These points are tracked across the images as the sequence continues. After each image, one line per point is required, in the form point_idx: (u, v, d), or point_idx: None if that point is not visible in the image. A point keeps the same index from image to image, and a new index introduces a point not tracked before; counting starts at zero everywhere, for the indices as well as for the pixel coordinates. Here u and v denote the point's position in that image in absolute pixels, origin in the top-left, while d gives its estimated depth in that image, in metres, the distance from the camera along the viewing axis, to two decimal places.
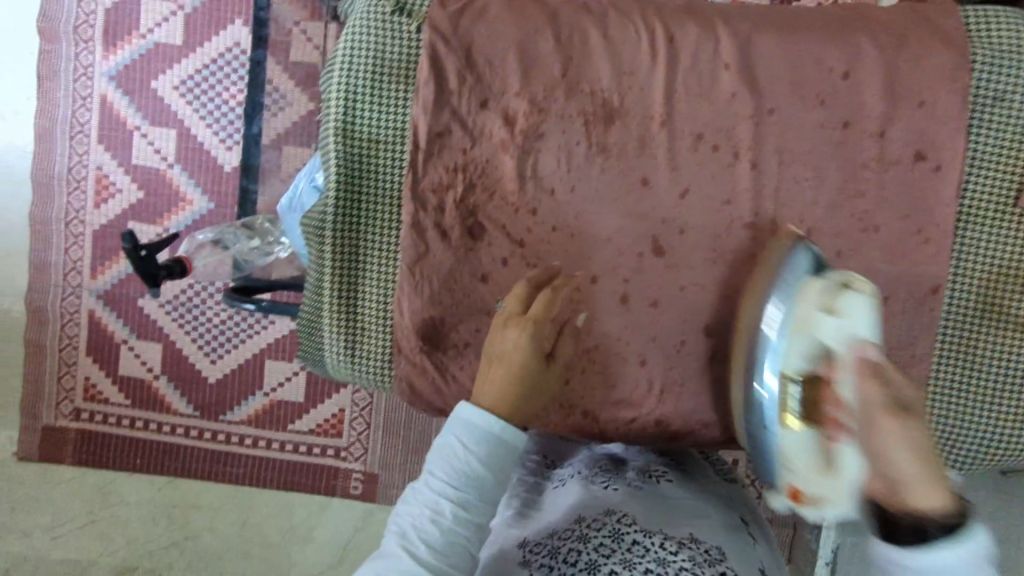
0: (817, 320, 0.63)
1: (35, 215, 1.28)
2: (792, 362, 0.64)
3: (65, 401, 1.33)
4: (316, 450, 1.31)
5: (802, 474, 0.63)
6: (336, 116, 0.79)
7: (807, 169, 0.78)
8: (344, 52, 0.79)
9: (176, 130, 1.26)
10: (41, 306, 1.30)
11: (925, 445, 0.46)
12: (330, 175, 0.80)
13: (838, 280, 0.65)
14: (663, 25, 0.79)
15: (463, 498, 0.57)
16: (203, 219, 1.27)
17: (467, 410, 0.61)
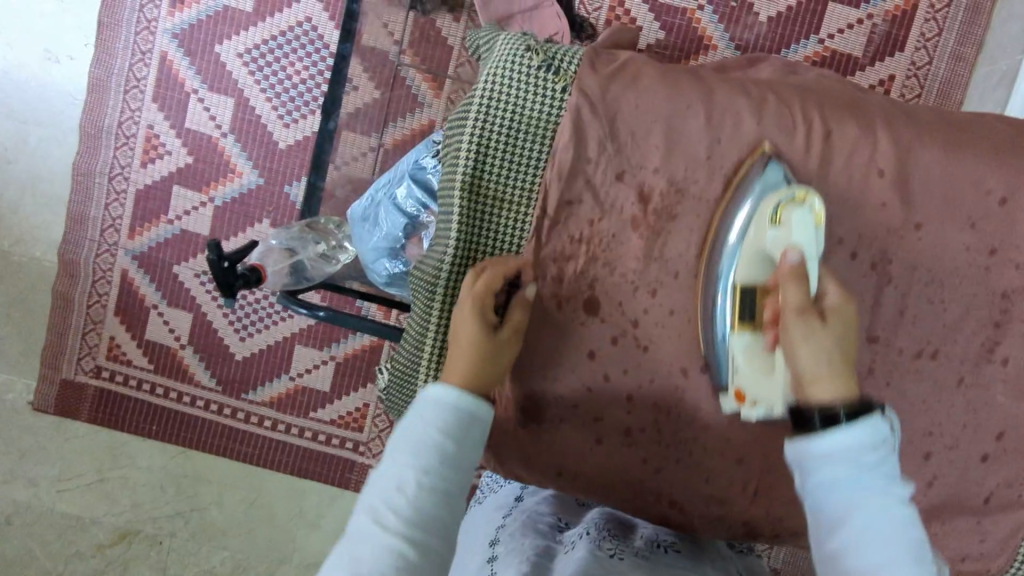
0: (765, 234, 0.62)
1: (79, 164, 1.24)
2: (744, 268, 0.63)
3: (86, 357, 1.30)
4: (335, 441, 1.30)
5: (744, 376, 0.62)
6: (465, 169, 0.68)
7: (956, 289, 0.67)
8: (483, 94, 0.67)
9: (234, 100, 1.22)
10: (73, 258, 1.27)
11: (828, 347, 0.54)
12: (450, 235, 0.68)
13: (791, 198, 0.62)
14: (821, 115, 0.66)
15: (426, 467, 0.53)
16: (250, 194, 1.24)
17: (429, 388, 0.57)
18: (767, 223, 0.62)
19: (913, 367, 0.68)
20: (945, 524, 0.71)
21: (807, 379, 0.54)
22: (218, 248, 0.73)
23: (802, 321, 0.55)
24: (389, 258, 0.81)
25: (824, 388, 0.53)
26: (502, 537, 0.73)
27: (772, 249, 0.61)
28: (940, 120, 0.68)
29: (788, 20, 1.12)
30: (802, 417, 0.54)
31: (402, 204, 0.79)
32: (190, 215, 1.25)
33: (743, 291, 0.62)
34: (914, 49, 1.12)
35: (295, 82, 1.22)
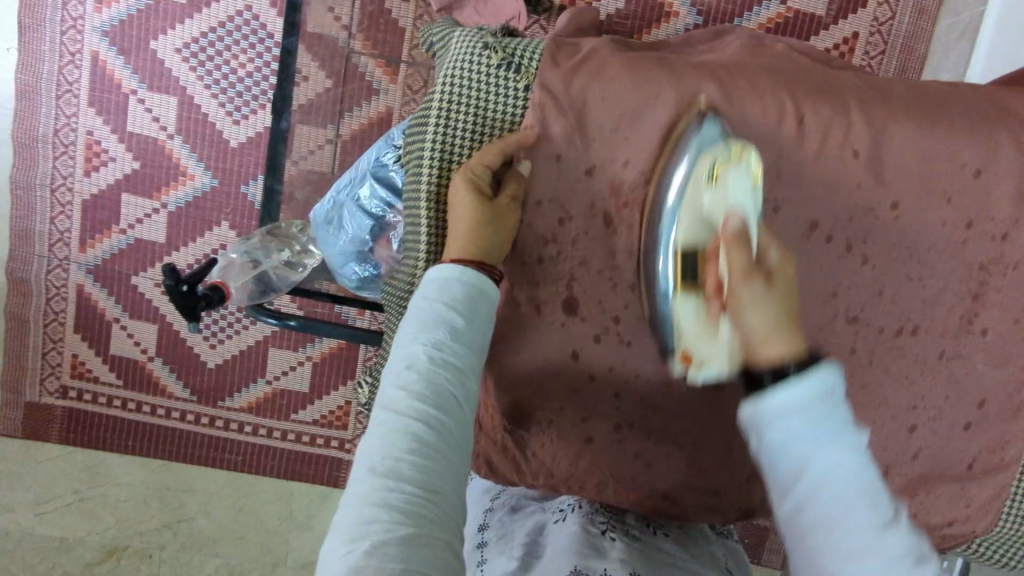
0: (700, 196, 0.61)
1: (15, 179, 1.17)
2: (681, 231, 0.61)
3: (51, 378, 1.26)
4: (319, 440, 1.28)
5: (691, 337, 0.58)
6: (430, 176, 0.66)
7: (932, 264, 0.67)
8: (441, 102, 0.66)
9: (177, 98, 1.16)
10: (24, 278, 1.21)
11: (773, 304, 0.51)
12: (421, 244, 0.67)
13: (727, 155, 0.61)
14: (794, 97, 0.65)
15: (435, 340, 0.53)
16: (205, 197, 1.19)
17: (432, 269, 0.59)
18: (704, 185, 0.61)
19: (896, 345, 0.69)
20: (930, 492, 0.72)
21: (758, 344, 0.49)
22: (176, 274, 0.69)
23: (747, 282, 0.52)
24: (357, 261, 0.78)
25: (773, 345, 0.49)
26: (491, 519, 0.72)
27: (710, 211, 0.60)
28: (914, 93, 0.67)
29: None
30: (752, 376, 0.49)
31: (366, 205, 0.76)
32: (143, 223, 1.20)
33: (682, 254, 0.60)
34: (876, 5, 1.12)
35: (242, 75, 1.16)
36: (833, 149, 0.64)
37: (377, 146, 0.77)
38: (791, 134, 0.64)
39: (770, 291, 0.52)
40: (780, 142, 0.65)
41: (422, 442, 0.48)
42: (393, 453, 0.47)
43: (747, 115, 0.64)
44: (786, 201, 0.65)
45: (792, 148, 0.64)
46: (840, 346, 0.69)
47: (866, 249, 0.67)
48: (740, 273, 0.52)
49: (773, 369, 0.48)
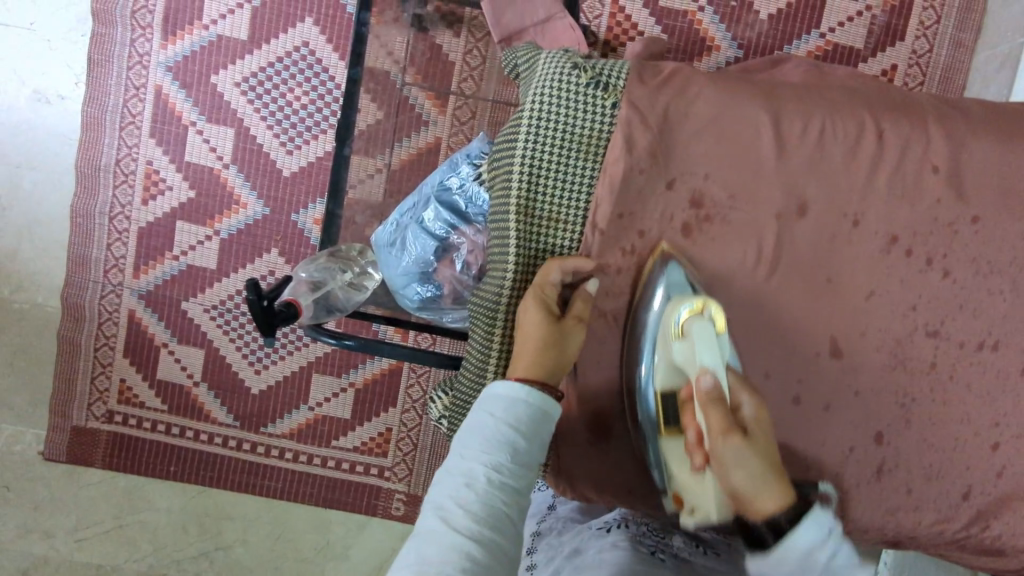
0: (671, 347, 0.65)
1: (77, 207, 1.22)
2: (659, 376, 0.67)
3: (97, 402, 1.27)
4: (359, 468, 1.27)
5: (678, 478, 0.65)
6: (518, 193, 0.69)
7: (1010, 277, 0.68)
8: (530, 121, 0.68)
9: (234, 130, 1.21)
10: (78, 302, 1.24)
11: (753, 460, 0.54)
12: (509, 257, 0.69)
13: (689, 309, 0.65)
14: (872, 116, 0.68)
15: (497, 460, 0.56)
16: (257, 225, 1.22)
17: (499, 382, 0.61)
18: (671, 337, 0.65)
19: (977, 359, 0.69)
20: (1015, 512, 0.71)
21: (746, 493, 0.53)
22: (259, 287, 0.68)
23: (727, 444, 0.55)
24: (420, 281, 0.79)
25: (763, 496, 0.53)
26: (540, 544, 0.75)
27: (681, 364, 0.64)
28: (983, 113, 0.70)
29: (789, 15, 1.13)
30: (751, 530, 0.54)
31: (430, 226, 0.78)
32: (196, 249, 1.23)
33: (664, 399, 0.66)
34: (914, 38, 1.14)
35: (297, 107, 1.20)
36: (911, 164, 0.67)
37: (440, 170, 0.81)
38: (870, 149, 0.67)
39: (748, 444, 0.55)
40: (859, 155, 0.67)
41: (476, 562, 0.51)
42: (449, 570, 0.50)
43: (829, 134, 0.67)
44: (864, 215, 0.68)
45: (868, 164, 0.67)
46: (917, 362, 0.70)
47: (943, 263, 0.68)
48: (720, 433, 0.55)
49: (771, 526, 0.52)
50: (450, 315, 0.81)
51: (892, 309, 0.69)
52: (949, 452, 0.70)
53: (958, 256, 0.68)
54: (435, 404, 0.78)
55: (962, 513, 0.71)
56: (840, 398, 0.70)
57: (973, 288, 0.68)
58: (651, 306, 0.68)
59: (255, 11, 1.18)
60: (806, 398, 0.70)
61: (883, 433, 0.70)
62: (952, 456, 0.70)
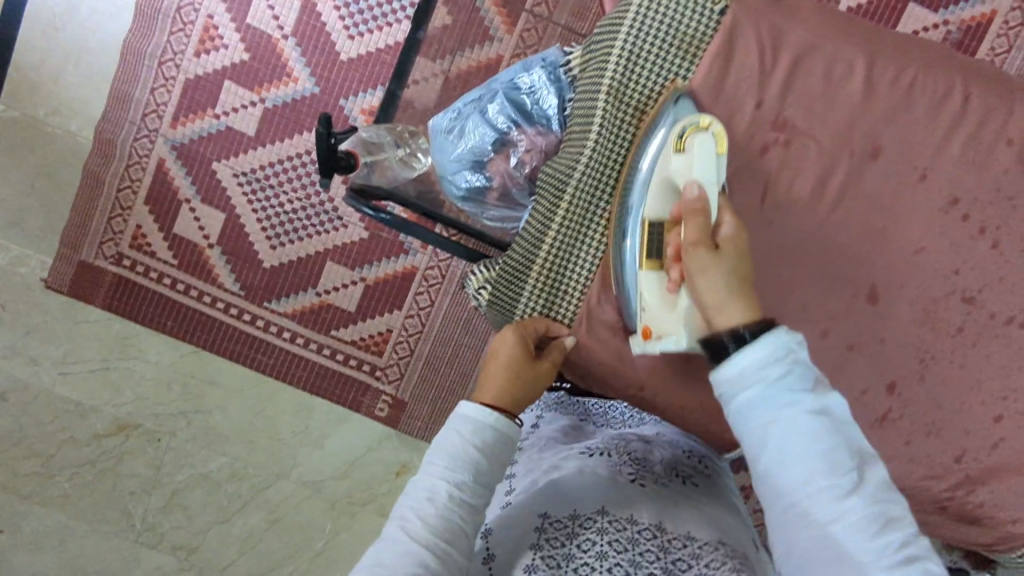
0: (669, 161, 0.64)
1: (129, 44, 1.21)
2: (651, 204, 0.65)
3: (110, 243, 1.28)
4: (352, 362, 1.29)
5: (653, 310, 0.65)
6: (614, 74, 0.71)
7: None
8: (640, 9, 0.70)
9: (301, 3, 1.20)
10: (111, 140, 1.24)
11: (723, 277, 0.58)
12: (592, 127, 0.72)
13: (690, 128, 0.64)
14: (963, 81, 0.69)
15: (459, 480, 0.61)
16: (304, 101, 1.22)
17: (468, 405, 0.64)
18: (671, 151, 0.64)
19: (1002, 333, 0.72)
20: (1000, 485, 0.74)
21: (716, 313, 0.57)
22: (328, 121, 0.75)
23: (699, 256, 0.58)
24: (471, 169, 0.81)
25: (728, 314, 0.57)
26: (520, 457, 0.77)
27: (676, 176, 0.63)
28: None
29: (868, 12, 1.14)
30: (713, 343, 0.57)
31: (493, 118, 0.80)
32: (240, 113, 1.23)
33: (649, 227, 0.64)
34: (983, 60, 1.15)
35: None
36: (986, 134, 0.69)
37: (513, 70, 0.83)
38: (954, 112, 0.69)
39: (717, 258, 0.58)
40: (942, 114, 0.69)
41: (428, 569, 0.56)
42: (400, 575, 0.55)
43: (919, 85, 0.69)
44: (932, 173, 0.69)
45: (948, 125, 0.69)
46: (945, 324, 0.71)
47: (996, 234, 0.70)
48: (696, 250, 0.59)
49: (733, 336, 0.56)
50: (490, 212, 0.83)
51: (936, 270, 0.70)
52: (954, 418, 0.73)
53: (1011, 230, 0.70)
54: (474, 278, 0.82)
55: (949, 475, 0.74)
56: (865, 343, 0.71)
57: (1016, 263, 0.70)
58: (661, 117, 0.67)
59: None
60: (833, 334, 0.71)
61: (895, 383, 0.72)
62: (955, 419, 0.73)
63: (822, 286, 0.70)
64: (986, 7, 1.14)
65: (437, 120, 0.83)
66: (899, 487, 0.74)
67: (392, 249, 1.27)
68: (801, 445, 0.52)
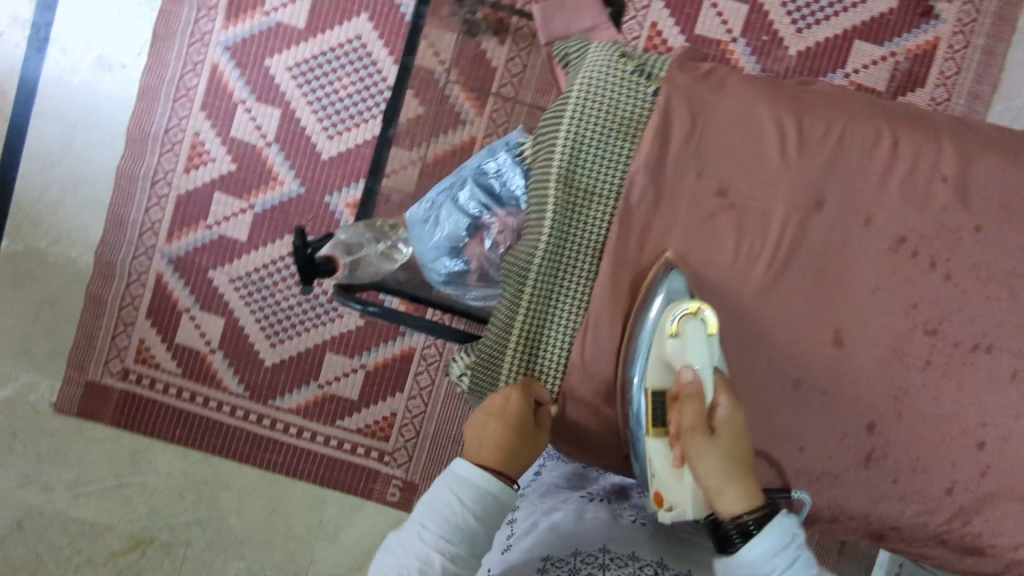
0: (664, 344, 0.68)
1: (122, 170, 1.28)
2: (651, 377, 0.68)
3: (115, 359, 1.31)
4: (360, 450, 1.30)
5: (659, 479, 0.66)
6: (561, 162, 0.74)
7: (1009, 286, 0.72)
8: (578, 101, 0.74)
9: (280, 111, 1.27)
10: (111, 261, 1.29)
11: (716, 464, 0.59)
12: (546, 214, 0.74)
13: (685, 310, 0.68)
14: (891, 126, 0.72)
15: (452, 547, 0.61)
16: (291, 203, 1.28)
17: (467, 468, 0.65)
18: (665, 334, 0.68)
19: (969, 359, 0.73)
20: (995, 509, 0.74)
21: (716, 493, 0.60)
22: (302, 237, 0.78)
23: (691, 438, 0.61)
24: (449, 256, 0.84)
25: (728, 497, 0.59)
26: (519, 507, 0.76)
27: (671, 359, 0.67)
28: (993, 133, 0.73)
29: (817, 53, 1.20)
30: (721, 528, 0.60)
31: (464, 206, 0.84)
32: (229, 221, 1.29)
33: (652, 398, 0.68)
34: (934, 86, 1.20)
35: (343, 95, 1.27)
36: (921, 174, 0.71)
37: (479, 156, 0.87)
38: (886, 157, 0.72)
39: (712, 442, 0.60)
40: (875, 159, 0.72)
41: None
42: None
43: (849, 134, 0.72)
44: (874, 213, 0.72)
45: (882, 169, 0.72)
46: (914, 357, 0.73)
47: (946, 267, 0.72)
48: (689, 431, 0.61)
49: (738, 526, 0.59)
50: (473, 294, 0.86)
51: (894, 306, 0.72)
52: (938, 447, 0.73)
53: (960, 261, 0.72)
54: (458, 363, 0.84)
55: (944, 507, 0.74)
56: (837, 384, 0.73)
57: (970, 292, 0.72)
58: (658, 303, 0.71)
59: (314, 3, 1.25)
60: (806, 381, 0.73)
61: (874, 422, 0.73)
62: (941, 449, 0.73)
63: (786, 334, 0.73)
64: (928, 36, 1.20)
65: (413, 210, 0.86)
66: (895, 522, 0.75)
67: (389, 333, 1.29)
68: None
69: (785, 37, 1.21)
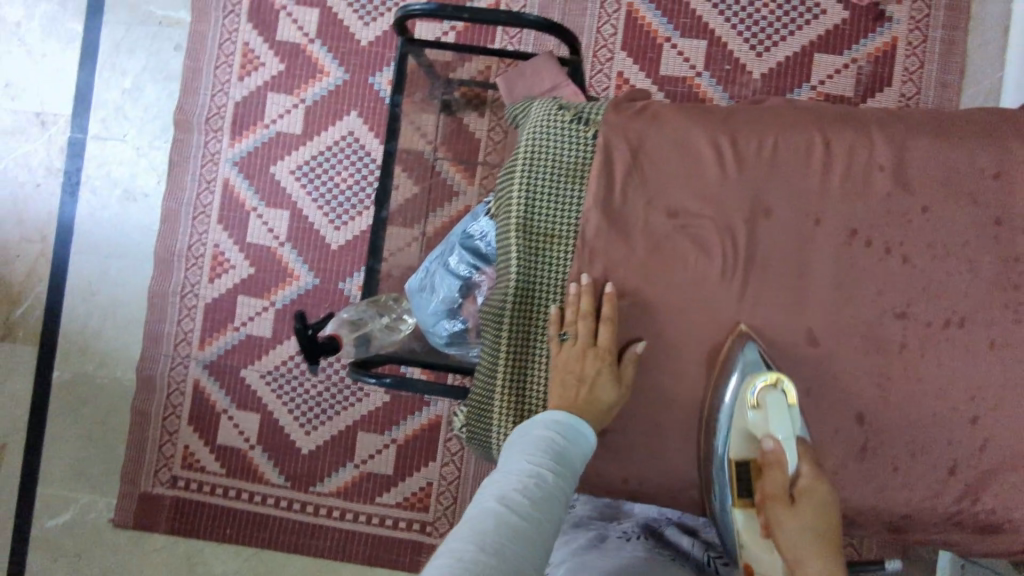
0: (746, 415, 0.71)
1: (153, 289, 1.38)
2: (736, 449, 0.72)
3: (163, 469, 1.37)
4: (402, 524, 1.31)
5: (750, 548, 0.70)
6: (518, 212, 0.79)
7: (969, 259, 0.72)
8: (526, 156, 0.79)
9: (289, 212, 1.36)
10: (151, 376, 1.37)
11: (805, 532, 0.66)
12: (512, 261, 0.79)
13: (764, 381, 0.71)
14: (820, 128, 0.75)
15: (557, 469, 0.62)
16: (308, 293, 1.35)
17: (555, 413, 0.69)
18: (746, 407, 0.71)
19: (947, 337, 0.73)
20: (1001, 485, 0.73)
21: (806, 570, 0.64)
22: (304, 318, 0.81)
23: (778, 508, 0.67)
24: (448, 318, 0.89)
25: (814, 573, 0.64)
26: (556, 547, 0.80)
27: (755, 429, 0.71)
28: (921, 116, 0.75)
29: (780, 73, 1.25)
30: None
31: (455, 269, 0.89)
32: (253, 320, 1.36)
33: (737, 467, 0.72)
34: (901, 83, 1.23)
35: (344, 188, 1.36)
36: (857, 166, 0.73)
37: (464, 222, 0.92)
38: (820, 158, 0.74)
39: (796, 515, 0.67)
40: (810, 162, 0.74)
41: (519, 529, 0.54)
42: (498, 534, 0.52)
43: (781, 143, 0.75)
44: (822, 212, 0.73)
45: (819, 170, 0.74)
46: (888, 344, 0.73)
47: (902, 250, 0.73)
48: (780, 505, 0.67)
49: None
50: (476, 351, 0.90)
51: (860, 298, 0.73)
52: (931, 430, 0.73)
53: (914, 243, 0.72)
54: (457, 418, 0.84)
55: (950, 490, 0.74)
56: (817, 383, 0.74)
57: (932, 271, 0.72)
58: (737, 374, 0.72)
59: (307, 109, 1.36)
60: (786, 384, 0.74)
61: (863, 413, 0.73)
62: (936, 433, 0.73)
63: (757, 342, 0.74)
64: (885, 37, 1.24)
65: (410, 279, 0.91)
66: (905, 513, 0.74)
67: (413, 405, 1.33)
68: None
69: (747, 63, 1.26)
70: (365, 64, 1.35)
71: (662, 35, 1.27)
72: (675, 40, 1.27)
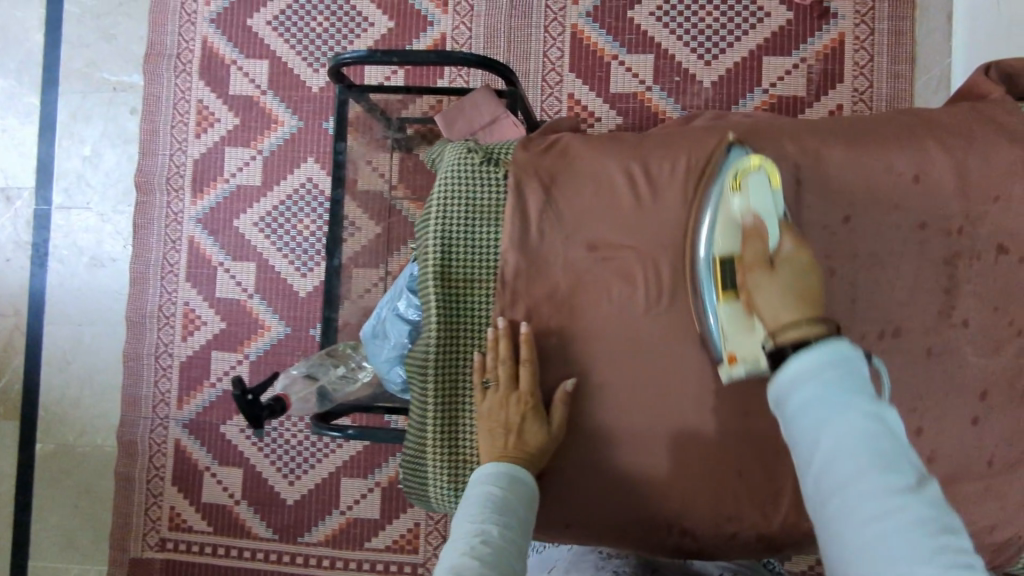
0: (729, 202, 0.70)
1: (127, 352, 1.38)
2: (718, 242, 0.70)
3: (151, 532, 1.35)
4: (393, 568, 1.29)
5: (732, 336, 0.68)
6: (435, 260, 0.76)
7: (894, 266, 0.71)
8: (438, 201, 0.76)
9: (255, 264, 1.36)
10: (132, 440, 1.37)
11: (783, 296, 0.64)
12: (433, 312, 0.76)
13: (746, 167, 0.69)
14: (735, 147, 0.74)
15: (505, 521, 0.62)
16: (280, 343, 1.35)
17: (493, 463, 0.69)
18: (730, 193, 0.69)
19: (880, 348, 0.72)
20: (951, 493, 0.72)
21: (783, 328, 0.62)
22: (241, 383, 0.82)
23: (758, 277, 0.66)
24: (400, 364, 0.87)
25: (790, 328, 0.62)
26: None
27: (739, 213, 0.69)
28: (837, 124, 0.74)
29: (730, 80, 1.24)
30: (778, 353, 0.62)
31: (404, 314, 0.86)
32: (228, 375, 1.36)
33: (721, 261, 0.70)
34: (852, 78, 1.22)
35: (307, 235, 1.35)
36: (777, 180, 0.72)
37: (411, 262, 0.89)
38: None
39: (777, 277, 0.65)
40: None
41: None
42: None
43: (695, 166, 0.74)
44: None
45: None
46: None
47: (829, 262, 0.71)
48: (757, 269, 0.66)
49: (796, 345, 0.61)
50: None
51: None
52: None
53: (839, 254, 0.71)
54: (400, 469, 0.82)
55: None
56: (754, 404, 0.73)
57: (858, 281, 0.71)
58: (721, 176, 0.72)
59: (265, 161, 1.37)
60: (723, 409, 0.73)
61: None
62: None
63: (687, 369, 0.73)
64: (832, 34, 1.23)
65: (364, 327, 0.90)
66: None
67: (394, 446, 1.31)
68: (852, 457, 0.52)
69: (696, 72, 1.25)
70: (319, 110, 1.36)
71: (610, 53, 1.27)
72: (622, 57, 1.27)
